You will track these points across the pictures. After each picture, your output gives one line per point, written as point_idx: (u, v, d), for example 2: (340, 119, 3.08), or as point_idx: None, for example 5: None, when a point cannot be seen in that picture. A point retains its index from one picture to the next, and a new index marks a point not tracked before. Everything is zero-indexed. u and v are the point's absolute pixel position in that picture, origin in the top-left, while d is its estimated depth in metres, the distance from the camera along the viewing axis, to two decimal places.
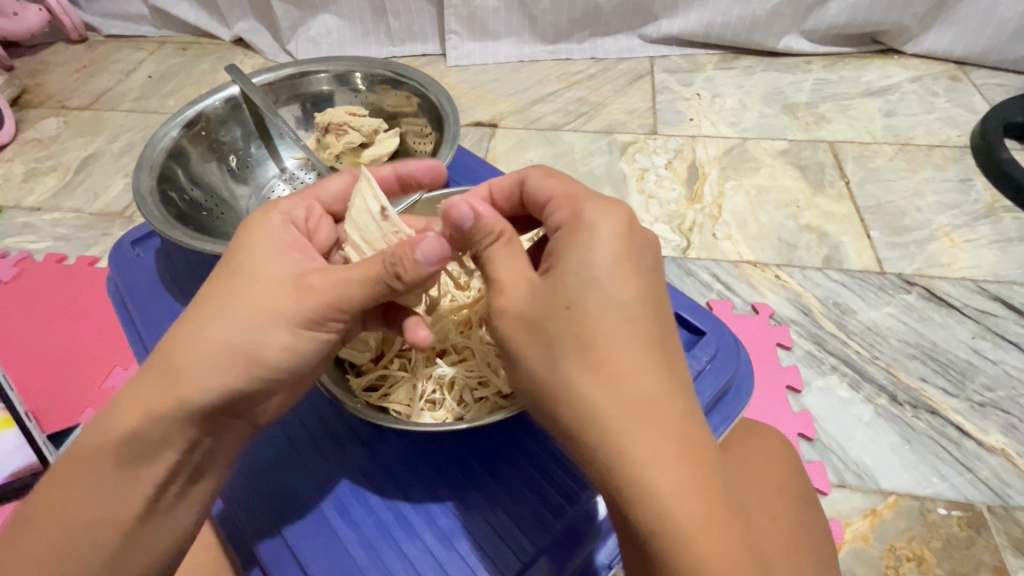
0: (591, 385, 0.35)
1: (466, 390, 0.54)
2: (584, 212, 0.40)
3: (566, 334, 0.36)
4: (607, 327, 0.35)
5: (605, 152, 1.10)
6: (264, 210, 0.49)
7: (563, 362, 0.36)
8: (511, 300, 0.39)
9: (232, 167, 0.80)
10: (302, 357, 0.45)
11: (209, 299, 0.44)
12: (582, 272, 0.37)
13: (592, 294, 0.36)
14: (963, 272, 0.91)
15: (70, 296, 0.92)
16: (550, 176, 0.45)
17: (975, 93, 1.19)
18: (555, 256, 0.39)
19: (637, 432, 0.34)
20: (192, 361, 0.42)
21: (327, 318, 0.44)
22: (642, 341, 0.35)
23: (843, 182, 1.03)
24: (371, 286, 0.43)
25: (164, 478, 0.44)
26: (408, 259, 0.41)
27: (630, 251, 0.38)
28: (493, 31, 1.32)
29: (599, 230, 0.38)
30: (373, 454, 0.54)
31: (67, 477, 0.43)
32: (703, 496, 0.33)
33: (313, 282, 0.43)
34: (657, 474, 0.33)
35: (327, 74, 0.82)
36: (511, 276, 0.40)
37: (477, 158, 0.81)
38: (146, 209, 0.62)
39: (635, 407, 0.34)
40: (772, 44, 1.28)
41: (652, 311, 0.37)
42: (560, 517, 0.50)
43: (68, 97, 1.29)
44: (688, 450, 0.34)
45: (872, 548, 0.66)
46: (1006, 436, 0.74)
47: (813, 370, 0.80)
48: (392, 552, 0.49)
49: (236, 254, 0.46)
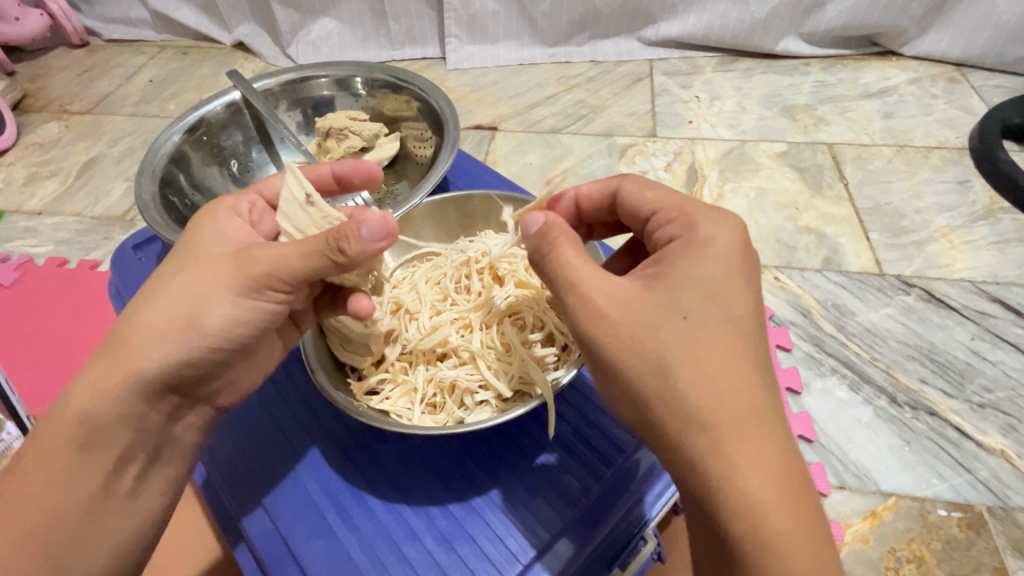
0: (703, 395, 0.35)
1: (466, 394, 0.54)
2: (700, 226, 0.40)
3: (678, 344, 0.36)
4: (719, 340, 0.36)
5: (604, 155, 1.11)
6: (211, 206, 0.49)
7: (673, 370, 0.35)
8: (611, 299, 0.38)
9: (233, 172, 0.80)
10: (245, 324, 0.45)
11: (159, 277, 0.44)
12: (699, 284, 0.37)
13: (703, 308, 0.37)
14: (962, 273, 0.91)
15: (72, 299, 0.93)
16: (649, 188, 0.45)
17: (973, 95, 1.19)
18: (668, 263, 0.39)
19: (743, 447, 0.34)
20: (140, 333, 0.42)
21: (268, 287, 0.44)
22: (751, 357, 0.36)
23: (841, 184, 1.04)
24: (308, 257, 0.43)
25: (120, 459, 0.45)
26: (349, 236, 0.41)
27: (743, 266, 0.38)
28: (492, 34, 1.32)
29: (716, 244, 0.39)
30: (371, 457, 0.55)
31: (20, 466, 0.42)
32: (798, 513, 0.34)
33: (251, 252, 0.43)
34: (757, 490, 0.33)
35: (328, 79, 0.82)
36: (605, 278, 0.39)
37: (476, 161, 0.81)
38: (147, 213, 0.63)
39: (743, 420, 0.34)
40: (770, 46, 1.29)
41: (759, 327, 0.37)
42: (574, 505, 0.50)
43: (69, 101, 1.30)
44: (787, 470, 0.34)
45: (872, 549, 0.67)
46: (1005, 437, 0.75)
47: (813, 371, 0.80)
48: (391, 554, 0.49)
49: (184, 239, 0.46)
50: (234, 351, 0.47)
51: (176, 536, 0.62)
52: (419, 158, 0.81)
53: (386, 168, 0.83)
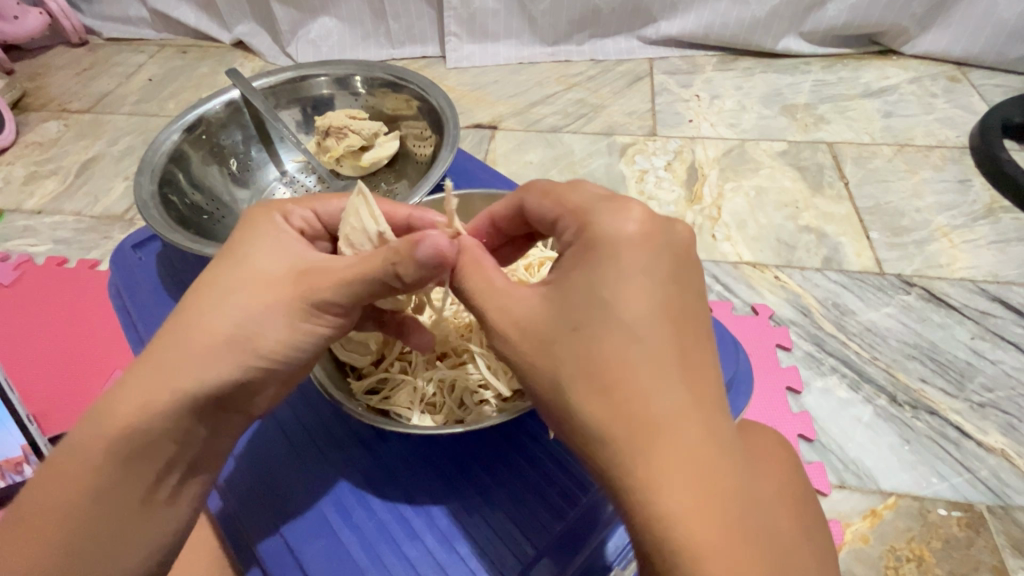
0: (598, 407, 0.34)
1: (466, 393, 0.54)
2: (591, 228, 0.39)
3: (576, 358, 0.36)
4: (615, 347, 0.34)
5: (604, 154, 1.11)
6: (267, 211, 0.48)
7: (570, 385, 0.36)
8: (517, 319, 0.39)
9: (232, 171, 0.80)
10: (297, 349, 0.45)
11: (210, 290, 0.44)
12: (589, 292, 0.36)
13: (595, 316, 0.36)
14: (963, 272, 0.91)
15: (72, 298, 0.92)
16: (545, 193, 0.43)
17: (973, 94, 1.19)
18: (564, 274, 0.38)
19: (650, 456, 0.32)
20: (192, 351, 0.42)
21: (329, 310, 0.44)
22: (651, 358, 0.34)
23: (842, 183, 1.04)
24: (370, 278, 0.42)
25: (162, 470, 0.44)
26: (408, 262, 0.40)
27: (641, 263, 0.36)
28: (492, 32, 1.32)
29: (608, 243, 0.37)
30: (373, 456, 0.55)
31: (59, 473, 0.41)
32: (714, 521, 0.31)
33: (315, 273, 0.44)
34: (665, 500, 0.31)
35: (327, 78, 0.82)
36: (516, 298, 0.40)
37: (476, 160, 0.81)
38: (147, 213, 0.63)
39: (643, 428, 0.33)
40: (771, 45, 1.28)
41: (668, 325, 0.35)
42: (560, 521, 0.50)
43: (69, 100, 1.30)
44: (701, 473, 0.32)
45: (872, 548, 0.66)
46: (1005, 436, 0.75)
47: (812, 371, 0.80)
48: (392, 553, 0.49)
49: (237, 250, 0.46)
50: (281, 375, 0.46)
51: None
52: (418, 157, 0.81)
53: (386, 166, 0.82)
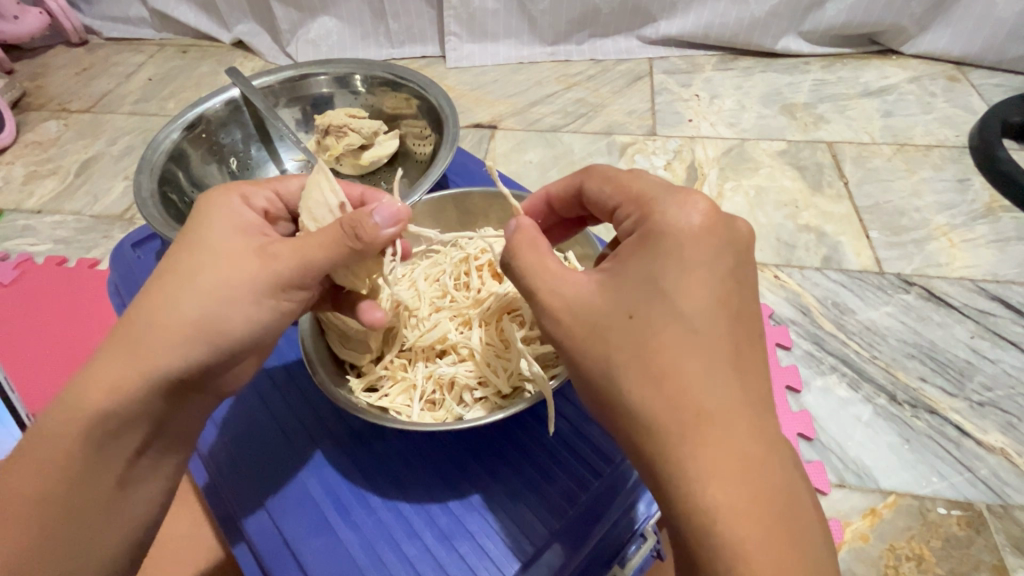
0: (648, 395, 0.34)
1: (465, 390, 0.54)
2: (656, 217, 0.39)
3: (628, 345, 0.36)
4: (672, 338, 0.35)
5: (604, 153, 1.11)
6: (223, 188, 0.49)
7: (621, 373, 0.36)
8: (569, 302, 0.39)
9: (232, 169, 0.80)
10: (265, 327, 0.45)
11: (171, 271, 0.43)
12: (649, 283, 0.37)
13: (651, 306, 0.36)
14: (961, 271, 0.91)
15: (71, 298, 0.93)
16: (609, 180, 0.44)
17: (973, 93, 1.19)
18: (623, 261, 0.39)
19: (699, 450, 0.32)
20: (158, 333, 0.42)
21: (295, 286, 0.44)
22: (707, 354, 0.34)
23: (841, 183, 1.04)
24: (329, 248, 0.43)
25: (137, 449, 0.44)
26: (368, 223, 0.43)
27: (700, 258, 0.37)
28: (492, 32, 1.32)
29: (669, 235, 0.38)
30: (371, 454, 0.55)
31: (26, 461, 0.41)
32: (759, 517, 0.32)
33: (276, 250, 0.44)
34: (712, 495, 0.32)
35: (326, 77, 0.82)
36: (567, 278, 0.39)
37: (476, 159, 0.81)
38: (147, 211, 0.63)
39: (695, 422, 0.33)
40: (770, 45, 1.29)
41: (723, 321, 0.35)
42: (574, 505, 0.50)
43: (69, 100, 1.30)
44: (750, 470, 0.32)
45: (871, 548, 0.67)
46: (1004, 435, 0.75)
47: (812, 370, 0.80)
48: (391, 552, 0.49)
49: (194, 229, 0.45)
50: (251, 351, 0.46)
51: (176, 535, 0.62)
52: (419, 156, 0.81)
53: (385, 164, 0.82)
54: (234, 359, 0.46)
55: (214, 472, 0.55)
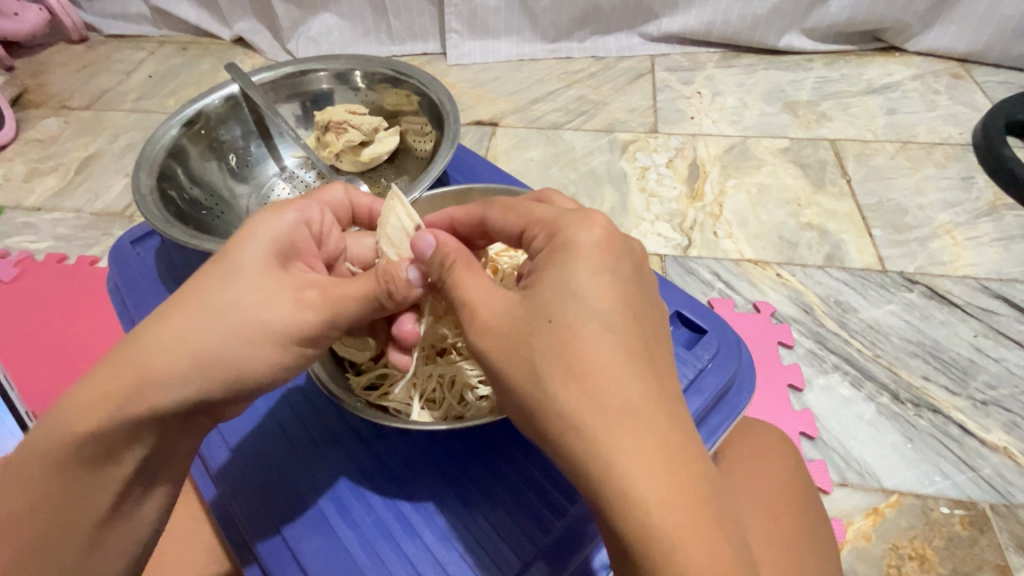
0: (574, 396, 0.34)
1: (466, 389, 0.54)
2: (562, 230, 0.39)
3: (549, 351, 0.35)
4: (591, 339, 0.35)
5: (605, 151, 1.10)
6: (277, 206, 0.47)
7: (546, 377, 0.35)
8: (492, 319, 0.38)
9: (231, 166, 0.80)
10: (283, 370, 0.44)
11: (194, 300, 0.42)
12: (564, 288, 0.36)
13: (572, 310, 0.36)
14: (965, 270, 0.90)
15: (71, 296, 0.92)
16: (509, 210, 0.45)
17: (976, 90, 1.19)
18: (536, 274, 0.39)
19: (625, 447, 0.33)
20: (169, 365, 0.41)
21: (320, 336, 0.44)
22: (626, 351, 0.35)
23: (844, 181, 1.03)
24: (364, 305, 0.43)
25: (138, 466, 0.45)
26: (401, 277, 0.43)
27: (608, 263, 0.37)
28: (493, 29, 1.31)
29: (576, 245, 0.38)
30: (372, 453, 0.54)
31: (26, 478, 0.41)
32: (688, 506, 0.33)
33: (312, 298, 0.43)
34: (643, 485, 0.32)
35: (327, 73, 0.82)
36: (483, 296, 0.39)
37: (477, 156, 0.81)
38: (146, 208, 0.62)
39: (624, 419, 0.33)
40: (773, 42, 1.28)
41: (631, 320, 0.36)
42: (549, 531, 0.49)
43: (69, 97, 1.29)
44: (672, 458, 0.33)
45: (874, 547, 0.66)
46: (1008, 434, 0.74)
47: (814, 368, 0.80)
48: (392, 552, 0.49)
49: (230, 255, 0.44)
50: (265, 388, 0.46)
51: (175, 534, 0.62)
52: (420, 153, 0.80)
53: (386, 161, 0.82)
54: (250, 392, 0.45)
55: (214, 472, 0.55)
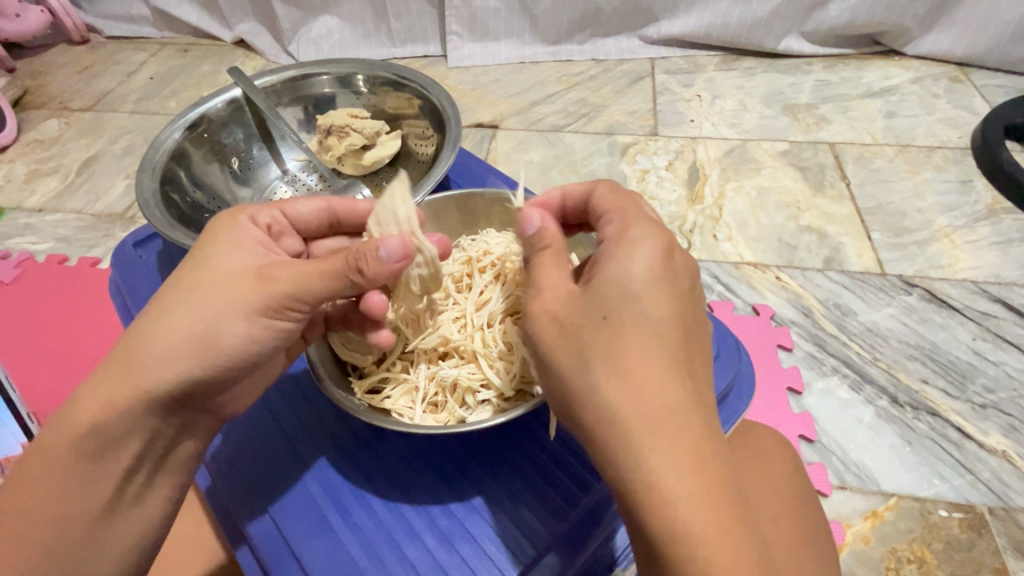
0: (614, 390, 0.35)
1: (467, 393, 0.54)
2: (629, 230, 0.39)
3: (597, 344, 0.36)
4: (636, 338, 0.35)
5: (605, 153, 1.10)
6: (230, 210, 0.48)
7: (591, 367, 0.36)
8: (550, 304, 0.39)
9: (234, 169, 0.80)
10: (259, 344, 0.45)
11: (170, 290, 0.43)
12: (619, 284, 0.37)
13: (624, 308, 0.36)
14: (964, 273, 0.91)
15: (72, 297, 0.92)
16: (615, 190, 0.44)
17: (975, 94, 1.19)
18: (594, 268, 0.39)
19: (655, 444, 0.33)
20: (150, 349, 0.42)
21: (287, 307, 0.44)
22: (669, 355, 0.35)
23: (843, 183, 1.03)
24: (327, 276, 0.43)
25: (126, 473, 0.44)
26: (372, 256, 0.43)
27: (666, 269, 0.38)
28: (493, 31, 1.32)
29: (637, 247, 0.38)
30: (371, 454, 0.54)
31: (27, 472, 0.42)
32: (713, 509, 0.33)
33: (274, 272, 0.43)
34: (670, 484, 0.33)
35: (328, 77, 0.82)
36: (552, 283, 0.40)
37: (476, 159, 0.81)
38: (148, 211, 0.62)
39: (658, 417, 0.34)
40: (772, 45, 1.28)
41: (682, 327, 0.37)
42: (551, 532, 0.49)
43: (70, 98, 1.29)
44: (700, 463, 0.33)
45: (872, 550, 0.67)
46: (1006, 437, 0.75)
47: (814, 371, 0.80)
48: (391, 552, 0.49)
49: (200, 248, 0.45)
50: (251, 369, 0.46)
51: (177, 536, 0.62)
52: (420, 157, 0.80)
53: (387, 165, 0.82)
54: (236, 375, 0.46)
55: (213, 473, 0.55)
